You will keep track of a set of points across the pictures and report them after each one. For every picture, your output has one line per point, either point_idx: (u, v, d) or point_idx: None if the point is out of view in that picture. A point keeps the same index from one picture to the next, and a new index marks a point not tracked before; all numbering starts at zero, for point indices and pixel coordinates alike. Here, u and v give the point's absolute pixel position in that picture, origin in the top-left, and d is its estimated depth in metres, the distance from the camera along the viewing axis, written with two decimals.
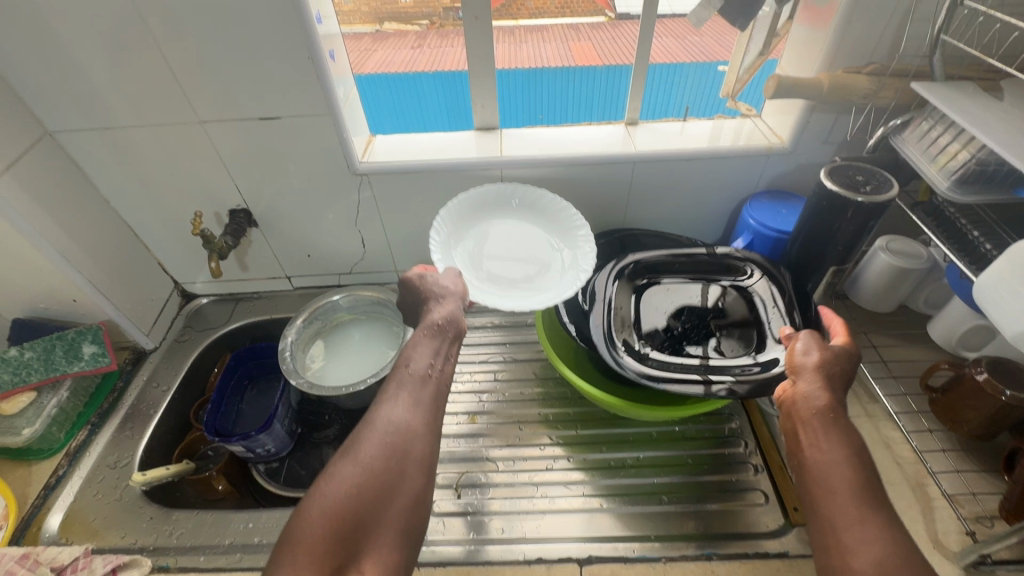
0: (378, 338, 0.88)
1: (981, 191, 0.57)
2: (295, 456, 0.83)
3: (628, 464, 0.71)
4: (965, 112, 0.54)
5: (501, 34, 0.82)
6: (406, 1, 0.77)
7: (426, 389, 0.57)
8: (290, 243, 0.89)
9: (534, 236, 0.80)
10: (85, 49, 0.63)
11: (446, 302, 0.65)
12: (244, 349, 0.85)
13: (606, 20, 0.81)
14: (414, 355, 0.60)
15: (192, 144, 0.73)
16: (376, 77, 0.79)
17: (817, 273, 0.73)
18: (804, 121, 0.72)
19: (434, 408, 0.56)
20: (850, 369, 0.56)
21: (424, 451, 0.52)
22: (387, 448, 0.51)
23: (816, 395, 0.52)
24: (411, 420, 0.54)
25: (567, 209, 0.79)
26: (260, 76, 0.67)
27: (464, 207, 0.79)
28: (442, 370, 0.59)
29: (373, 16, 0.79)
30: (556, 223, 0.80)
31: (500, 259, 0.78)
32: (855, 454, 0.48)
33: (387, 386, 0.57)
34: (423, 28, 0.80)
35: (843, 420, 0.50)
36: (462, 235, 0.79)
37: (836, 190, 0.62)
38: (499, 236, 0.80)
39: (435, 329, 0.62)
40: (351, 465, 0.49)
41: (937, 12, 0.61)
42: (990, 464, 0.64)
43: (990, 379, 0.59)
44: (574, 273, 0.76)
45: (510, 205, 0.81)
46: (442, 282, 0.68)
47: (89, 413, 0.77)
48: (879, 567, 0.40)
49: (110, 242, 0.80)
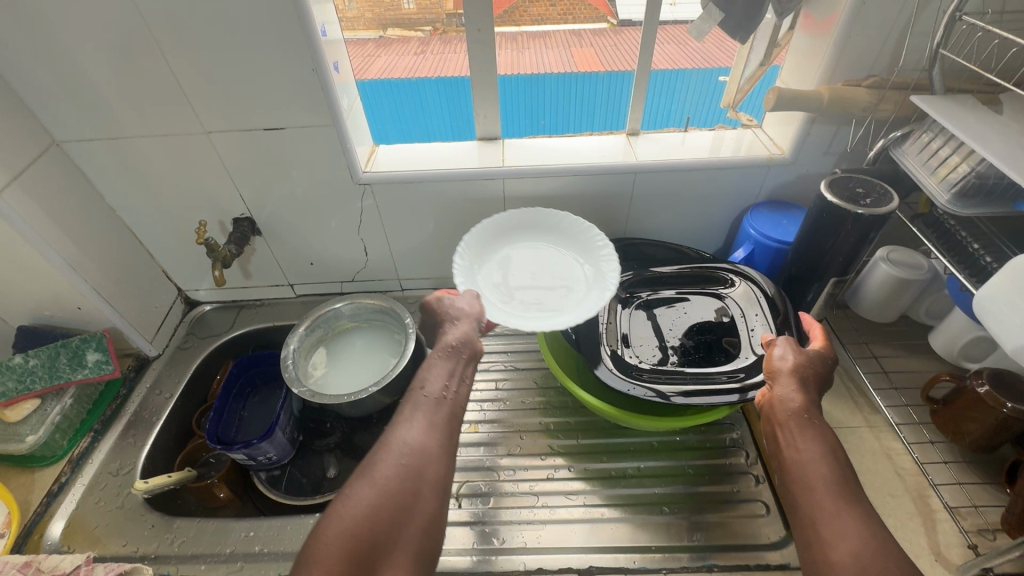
0: (380, 346, 0.89)
1: (981, 204, 0.57)
2: (297, 464, 0.83)
3: (629, 474, 0.71)
4: (965, 126, 0.55)
5: (505, 40, 0.87)
6: (410, 7, 0.80)
7: (441, 412, 0.58)
8: (294, 251, 0.90)
9: (557, 257, 0.79)
10: (94, 61, 0.64)
11: (461, 324, 0.67)
12: (247, 357, 0.86)
13: (608, 27, 0.84)
14: (430, 376, 0.61)
15: (197, 154, 0.74)
16: (380, 83, 0.80)
17: (817, 284, 0.72)
18: (804, 133, 0.73)
19: (450, 431, 0.57)
20: (826, 370, 0.58)
21: (440, 475, 0.52)
22: (402, 470, 0.51)
23: (791, 397, 0.55)
24: (426, 442, 0.54)
25: (590, 230, 0.78)
26: (265, 88, 0.67)
27: (488, 232, 0.79)
28: (457, 392, 0.60)
29: (377, 23, 0.80)
30: (580, 245, 0.79)
31: (524, 282, 0.77)
32: (831, 453, 0.50)
33: (401, 409, 0.58)
34: (426, 34, 0.83)
35: (817, 420, 0.53)
36: (485, 258, 0.78)
37: (837, 203, 0.62)
38: (522, 259, 0.79)
39: (449, 351, 0.64)
40: (367, 486, 0.50)
41: (937, 26, 0.62)
42: (991, 477, 0.64)
43: (990, 392, 0.59)
44: (597, 293, 0.74)
45: (533, 228, 0.80)
46: (459, 304, 0.70)
47: (92, 420, 0.78)
48: (856, 560, 0.42)
49: (115, 250, 0.81)
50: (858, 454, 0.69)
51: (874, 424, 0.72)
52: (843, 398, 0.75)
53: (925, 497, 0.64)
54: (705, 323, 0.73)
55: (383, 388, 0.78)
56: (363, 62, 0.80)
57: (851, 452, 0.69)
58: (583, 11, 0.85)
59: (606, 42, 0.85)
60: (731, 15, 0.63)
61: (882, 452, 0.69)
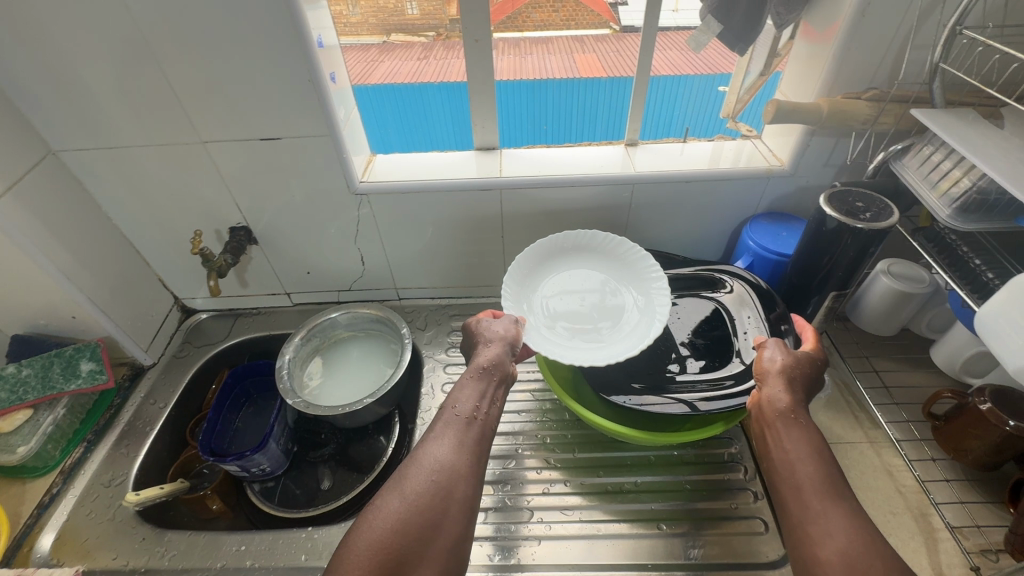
0: (375, 355, 0.89)
1: (982, 220, 0.57)
2: (291, 475, 0.82)
3: (626, 488, 0.70)
4: (966, 140, 0.54)
5: (503, 45, 0.86)
6: (413, 12, 0.80)
7: (472, 431, 0.56)
8: (290, 261, 0.89)
9: (611, 286, 0.78)
10: (90, 71, 0.64)
11: (493, 346, 0.65)
12: (241, 367, 0.85)
13: (611, 33, 0.84)
14: (460, 397, 0.59)
15: (193, 163, 0.74)
16: (383, 87, 0.79)
17: (817, 297, 0.71)
18: (803, 144, 0.72)
19: (481, 451, 0.56)
20: (814, 370, 0.58)
21: (468, 495, 0.51)
22: (432, 486, 0.50)
23: (780, 397, 0.54)
24: (456, 460, 0.53)
25: (644, 258, 0.77)
26: (261, 98, 0.67)
27: (539, 254, 0.79)
28: (488, 414, 0.58)
29: (381, 28, 0.81)
30: (632, 273, 0.78)
31: (571, 307, 0.76)
32: (818, 451, 0.49)
33: (433, 425, 0.57)
34: (430, 39, 0.83)
35: (803, 419, 0.52)
36: (535, 282, 0.78)
37: (836, 218, 0.61)
38: (574, 283, 0.78)
39: (482, 372, 0.61)
40: (396, 499, 0.50)
41: (937, 39, 0.61)
42: (995, 496, 0.63)
43: (993, 409, 0.59)
44: (645, 326, 0.72)
45: (586, 253, 0.80)
46: (495, 328, 0.68)
47: (85, 430, 0.77)
48: (844, 559, 0.41)
49: (111, 259, 0.80)
50: (858, 471, 0.68)
51: (875, 440, 0.71)
52: (843, 413, 0.74)
53: (927, 516, 0.63)
54: (701, 328, 0.76)
55: (379, 400, 0.77)
56: (363, 70, 0.79)
57: (851, 469, 0.68)
58: (588, 17, 0.86)
59: (607, 47, 0.86)
60: (729, 27, 0.63)
61: (883, 469, 0.68)
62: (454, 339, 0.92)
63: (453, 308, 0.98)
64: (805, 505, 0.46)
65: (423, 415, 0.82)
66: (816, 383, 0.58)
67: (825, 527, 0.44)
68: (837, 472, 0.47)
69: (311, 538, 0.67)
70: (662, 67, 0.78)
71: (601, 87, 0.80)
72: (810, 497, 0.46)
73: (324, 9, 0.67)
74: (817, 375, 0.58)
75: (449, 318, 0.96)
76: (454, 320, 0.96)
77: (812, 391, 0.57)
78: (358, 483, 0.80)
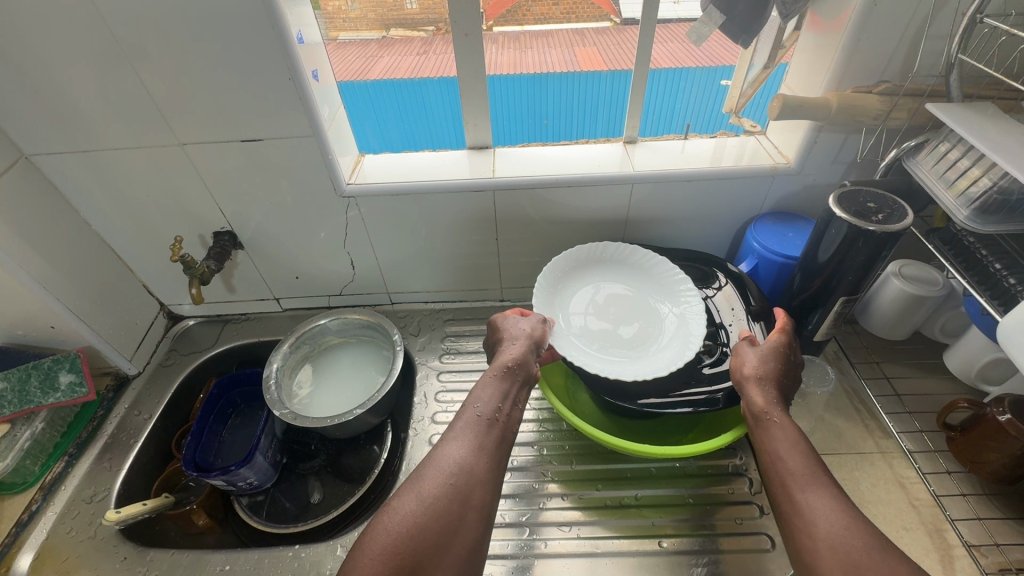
0: (366, 363, 0.86)
1: (1004, 221, 0.53)
2: (280, 487, 0.80)
3: (626, 503, 0.67)
4: (986, 137, 0.51)
5: (505, 39, 0.78)
6: (412, 5, 0.71)
7: (491, 434, 0.54)
8: (278, 266, 0.86)
9: (647, 305, 0.76)
10: (58, 70, 0.60)
11: (517, 344, 0.64)
12: (228, 378, 0.83)
13: (612, 25, 0.75)
14: (482, 395, 0.57)
15: (172, 166, 0.71)
16: (382, 83, 0.75)
17: (822, 309, 0.68)
18: (811, 140, 0.69)
19: (499, 453, 0.54)
20: (783, 361, 0.60)
21: (485, 500, 0.50)
22: (450, 490, 0.49)
23: (755, 400, 0.57)
24: (474, 463, 0.51)
25: (683, 280, 0.75)
26: (240, 97, 0.64)
27: (583, 256, 0.79)
28: (508, 415, 0.57)
29: (380, 22, 0.75)
30: (673, 295, 0.76)
31: (602, 320, 0.75)
32: (795, 443, 0.51)
33: (452, 424, 0.55)
34: (429, 34, 0.74)
35: (778, 416, 0.54)
36: (571, 284, 0.78)
37: (847, 219, 0.57)
38: (608, 297, 0.77)
39: (507, 371, 0.60)
40: (413, 500, 0.48)
41: (955, 28, 0.58)
42: (1014, 511, 0.60)
43: (1012, 421, 0.55)
44: (680, 347, 0.70)
45: (628, 271, 0.79)
46: (520, 325, 0.67)
47: (66, 443, 0.75)
48: None
49: (91, 267, 0.78)
50: (869, 483, 0.65)
51: (886, 450, 0.68)
52: (853, 422, 0.71)
53: (942, 532, 0.60)
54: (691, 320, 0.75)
55: (369, 410, 0.75)
56: (361, 66, 0.76)
57: (862, 481, 0.65)
58: (586, 10, 0.77)
59: (608, 40, 0.77)
60: (732, 18, 0.60)
61: (895, 481, 0.65)
62: (448, 346, 0.89)
63: (448, 312, 0.95)
64: (799, 516, 0.46)
65: (415, 425, 0.79)
66: (791, 371, 0.60)
67: (837, 555, 0.43)
68: (815, 463, 0.50)
69: (298, 557, 0.64)
70: (663, 60, 0.73)
71: (601, 83, 0.77)
72: (792, 496, 0.48)
73: (305, 4, 0.64)
74: (790, 365, 0.61)
75: (443, 323, 0.93)
76: (449, 325, 0.93)
77: (790, 381, 0.60)
78: (350, 495, 0.78)
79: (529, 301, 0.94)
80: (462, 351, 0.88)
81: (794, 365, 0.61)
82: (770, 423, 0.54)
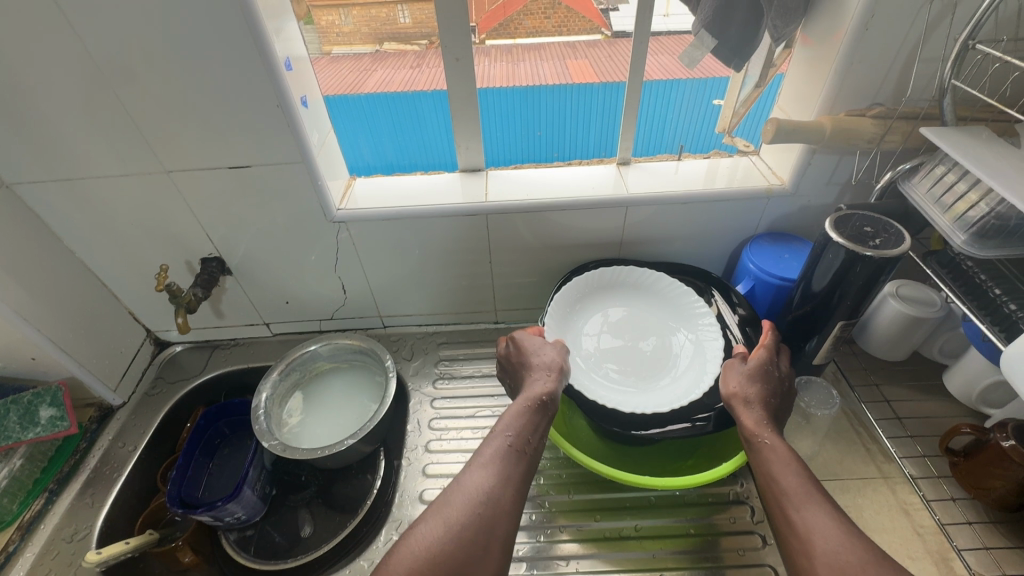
0: (359, 390, 0.84)
1: (1002, 246, 0.52)
2: (270, 520, 0.77)
3: (626, 534, 0.65)
4: (982, 162, 0.50)
5: (497, 53, 0.81)
6: (405, 21, 0.72)
7: (520, 465, 0.54)
8: (268, 291, 0.85)
9: (663, 335, 0.75)
10: (40, 99, 0.59)
11: (551, 376, 0.62)
12: (216, 408, 0.81)
13: (603, 38, 0.76)
14: (513, 425, 0.56)
15: (159, 195, 0.70)
16: (376, 97, 0.73)
17: (817, 335, 0.67)
18: (805, 162, 0.68)
19: (524, 485, 0.53)
20: (769, 380, 0.60)
21: (509, 532, 0.49)
22: (476, 519, 0.48)
23: (744, 421, 0.56)
24: (500, 494, 0.51)
25: (706, 315, 0.74)
26: (228, 125, 0.63)
27: (598, 281, 0.78)
28: (536, 449, 0.56)
29: (373, 37, 0.78)
30: (691, 327, 0.75)
31: (614, 346, 0.74)
32: (793, 466, 0.51)
33: (480, 452, 0.54)
34: (422, 47, 0.76)
35: (769, 440, 0.54)
36: (589, 307, 0.78)
37: (842, 243, 0.57)
38: (625, 324, 0.77)
39: (540, 405, 0.59)
40: (440, 525, 0.48)
41: (947, 52, 0.58)
42: (1022, 540, 0.59)
43: (1016, 447, 0.54)
44: (690, 383, 0.69)
45: (648, 297, 0.78)
46: (543, 354, 0.66)
47: (46, 479, 0.72)
48: None
49: (75, 296, 0.76)
50: (872, 511, 0.64)
51: (889, 475, 0.67)
52: (854, 447, 0.70)
53: (948, 561, 0.59)
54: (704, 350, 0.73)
55: (361, 439, 0.73)
56: (358, 78, 0.75)
57: (865, 509, 0.64)
58: (578, 24, 0.77)
59: (602, 53, 0.77)
60: (723, 43, 0.60)
61: (899, 508, 0.64)
62: (442, 370, 0.88)
63: (442, 335, 0.93)
64: (805, 553, 0.45)
65: (409, 454, 0.77)
66: (777, 389, 0.60)
67: None
68: (812, 485, 0.49)
69: None
70: (654, 71, 0.72)
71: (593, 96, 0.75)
72: (788, 515, 0.48)
73: (291, 25, 0.63)
74: (779, 387, 0.60)
75: (437, 346, 0.91)
76: (443, 348, 0.91)
77: (779, 403, 0.59)
78: (342, 528, 0.76)
79: (524, 323, 0.93)
80: (456, 376, 0.87)
81: (780, 381, 0.61)
82: (762, 446, 0.53)
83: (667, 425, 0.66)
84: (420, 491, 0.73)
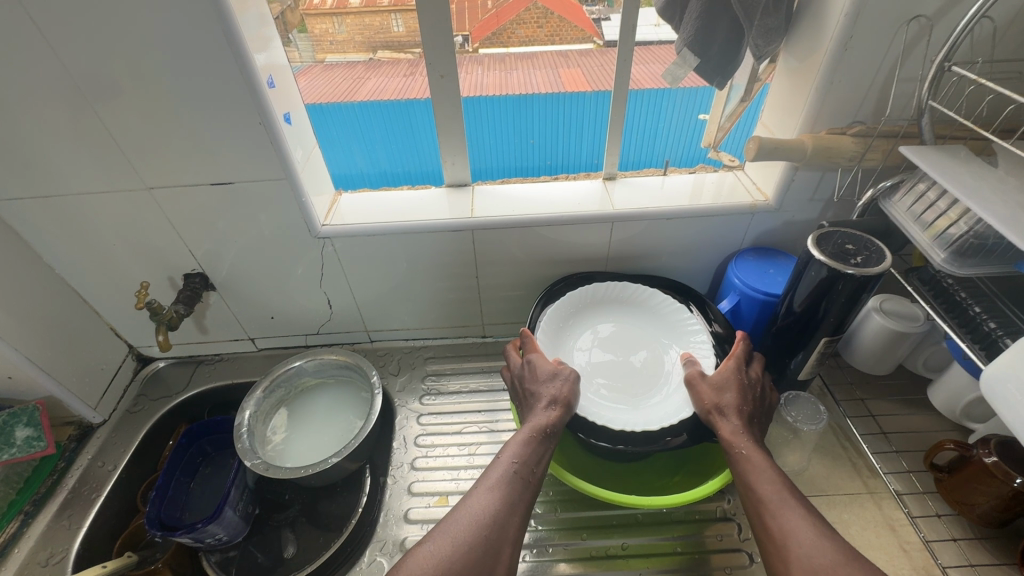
0: (345, 407, 0.83)
1: (980, 264, 0.53)
2: (253, 540, 0.76)
3: (615, 553, 0.65)
4: (961, 182, 0.50)
5: (489, 61, 0.75)
6: (399, 29, 0.68)
7: (526, 494, 0.54)
8: (253, 306, 0.84)
9: (656, 352, 0.75)
10: (14, 116, 0.58)
11: (558, 406, 0.61)
12: (197, 426, 0.80)
13: (595, 48, 0.73)
14: (518, 454, 0.56)
15: (139, 211, 0.69)
16: (370, 105, 0.72)
17: (802, 351, 0.67)
18: (788, 179, 0.69)
19: (529, 512, 0.53)
20: (744, 391, 0.60)
21: (513, 558, 0.50)
22: (482, 541, 0.49)
23: (723, 431, 0.57)
24: (504, 518, 0.51)
25: (698, 333, 0.73)
26: (210, 142, 0.63)
27: (592, 296, 0.78)
28: (541, 478, 0.56)
29: (366, 45, 0.72)
30: (685, 344, 0.74)
31: (606, 360, 0.74)
32: (774, 479, 0.51)
33: (487, 475, 0.55)
34: (416, 56, 0.71)
35: (745, 450, 0.54)
36: (584, 321, 0.77)
37: (824, 261, 0.57)
38: (618, 339, 0.76)
39: (546, 436, 0.58)
40: (447, 544, 0.49)
41: (925, 72, 0.59)
42: (1006, 556, 0.59)
43: (999, 463, 0.55)
44: (681, 401, 0.68)
45: (643, 314, 0.78)
46: (547, 381, 0.64)
47: (22, 501, 0.71)
48: None
49: (54, 313, 0.74)
50: (858, 527, 0.64)
51: (874, 490, 0.67)
52: (840, 462, 0.70)
53: None
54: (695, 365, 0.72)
55: (346, 457, 0.72)
56: (351, 86, 0.74)
57: (852, 525, 0.64)
58: (570, 32, 0.73)
59: (592, 62, 0.74)
60: (706, 60, 0.60)
61: (885, 524, 0.64)
62: (428, 386, 0.87)
63: (429, 350, 0.92)
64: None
65: (394, 472, 0.76)
66: (754, 402, 0.60)
67: None
68: (795, 496, 0.50)
69: None
70: (645, 80, 0.71)
71: (586, 107, 0.75)
72: (770, 529, 0.48)
73: (274, 42, 0.63)
74: (756, 400, 0.60)
75: (425, 361, 0.91)
76: (431, 363, 0.91)
77: (759, 416, 0.60)
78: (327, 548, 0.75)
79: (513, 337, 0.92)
80: (444, 391, 0.86)
81: (755, 393, 0.61)
82: (739, 457, 0.54)
83: (657, 440, 0.66)
84: (406, 510, 0.72)
